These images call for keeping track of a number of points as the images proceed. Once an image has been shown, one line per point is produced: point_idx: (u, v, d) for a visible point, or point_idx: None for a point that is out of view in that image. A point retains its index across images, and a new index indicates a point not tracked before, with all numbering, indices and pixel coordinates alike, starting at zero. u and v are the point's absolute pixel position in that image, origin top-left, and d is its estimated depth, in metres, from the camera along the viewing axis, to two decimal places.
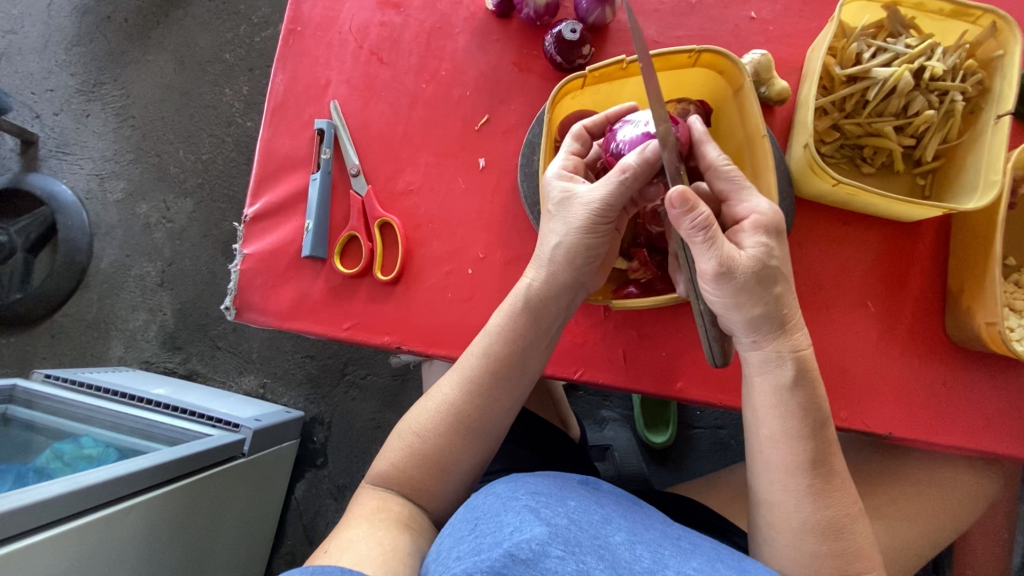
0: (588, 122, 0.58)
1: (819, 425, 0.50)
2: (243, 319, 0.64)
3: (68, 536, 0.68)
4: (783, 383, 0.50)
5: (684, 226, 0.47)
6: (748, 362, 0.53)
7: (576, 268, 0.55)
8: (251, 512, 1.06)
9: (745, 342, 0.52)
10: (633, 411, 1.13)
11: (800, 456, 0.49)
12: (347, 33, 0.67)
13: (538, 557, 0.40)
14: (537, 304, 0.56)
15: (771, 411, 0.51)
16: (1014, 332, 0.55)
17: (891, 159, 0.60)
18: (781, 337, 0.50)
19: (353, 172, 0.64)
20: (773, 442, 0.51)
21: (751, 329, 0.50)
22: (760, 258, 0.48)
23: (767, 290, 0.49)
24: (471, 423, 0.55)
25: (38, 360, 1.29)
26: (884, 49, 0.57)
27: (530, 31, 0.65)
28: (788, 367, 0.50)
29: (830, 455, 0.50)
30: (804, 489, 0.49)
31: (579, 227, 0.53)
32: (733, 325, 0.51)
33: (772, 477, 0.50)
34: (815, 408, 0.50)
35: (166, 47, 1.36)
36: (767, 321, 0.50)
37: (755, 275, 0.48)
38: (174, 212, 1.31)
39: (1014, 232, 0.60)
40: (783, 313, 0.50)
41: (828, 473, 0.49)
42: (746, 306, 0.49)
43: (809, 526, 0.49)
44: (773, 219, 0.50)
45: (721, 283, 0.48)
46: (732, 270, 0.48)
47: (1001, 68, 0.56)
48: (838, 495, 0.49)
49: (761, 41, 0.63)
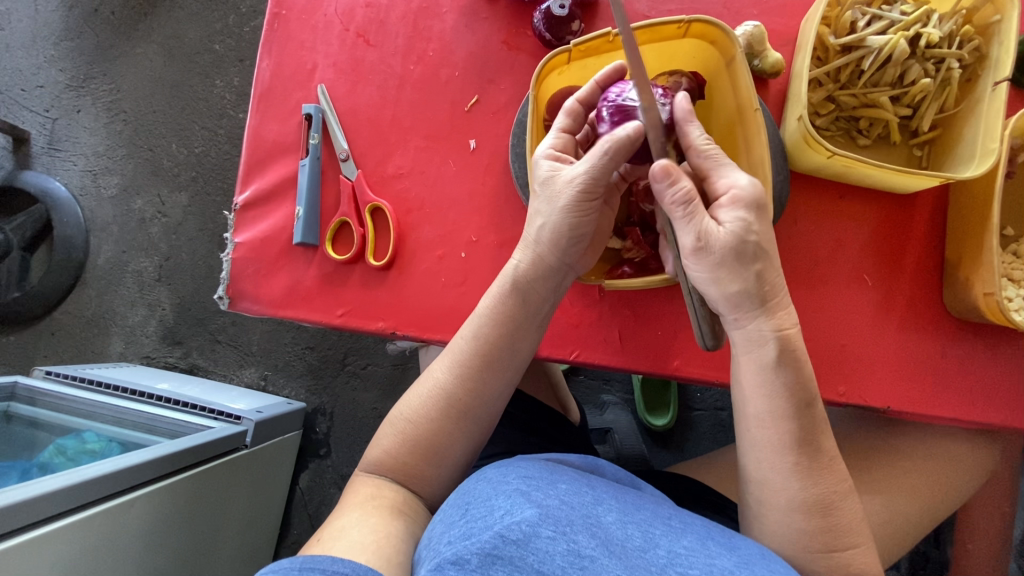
0: (581, 94, 0.56)
1: (804, 404, 0.49)
2: (237, 309, 0.64)
3: (73, 529, 0.68)
4: (767, 362, 0.50)
5: (666, 200, 0.48)
6: (732, 341, 0.52)
7: (562, 251, 0.55)
8: (256, 503, 1.07)
9: (730, 320, 0.51)
10: (634, 394, 1.13)
11: (785, 435, 0.49)
12: (332, 15, 0.66)
13: (529, 538, 0.41)
14: (524, 286, 0.55)
15: (756, 391, 0.50)
16: (1012, 303, 0.55)
17: (887, 130, 0.59)
18: (764, 316, 0.49)
19: (342, 156, 0.63)
20: (759, 422, 0.50)
21: (732, 306, 0.50)
22: (737, 234, 0.47)
23: (746, 266, 0.48)
24: (462, 407, 0.55)
25: (40, 357, 1.29)
26: (879, 18, 0.56)
27: (518, 8, 0.64)
28: (771, 345, 0.49)
29: (817, 434, 0.49)
30: (790, 466, 0.49)
31: (564, 206, 0.53)
32: (716, 302, 0.50)
33: (759, 456, 0.50)
34: (801, 386, 0.49)
35: (154, 39, 1.34)
36: (746, 299, 0.49)
37: (729, 251, 0.47)
38: (169, 206, 1.30)
39: (1012, 202, 0.59)
40: (765, 290, 0.49)
41: (814, 451, 0.49)
42: (726, 282, 0.49)
43: (796, 503, 0.49)
44: (752, 197, 0.48)
45: (701, 259, 0.48)
46: (708, 245, 0.47)
47: (998, 33, 0.54)
48: (826, 472, 0.49)
49: (754, 12, 0.62)
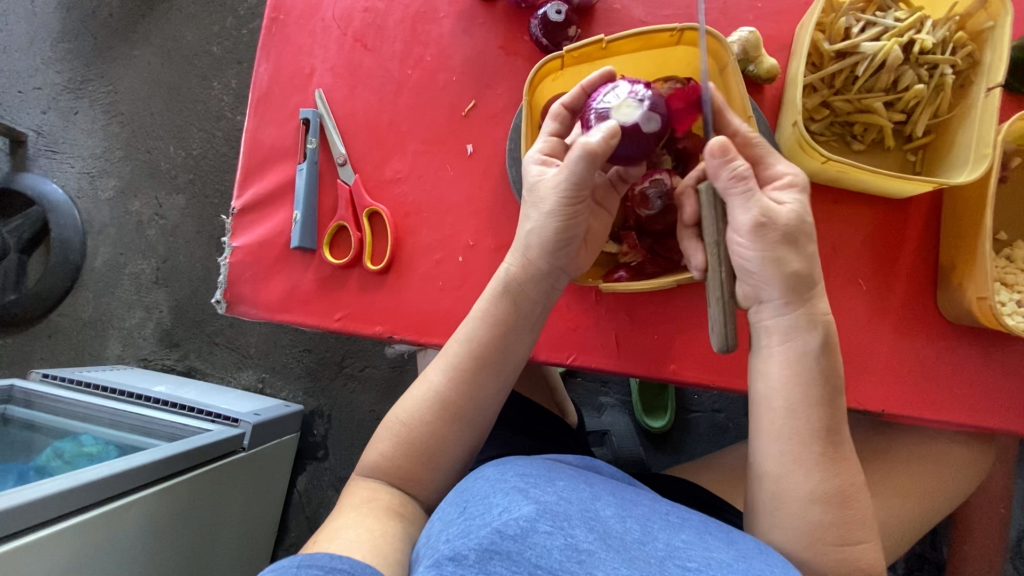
0: (566, 99, 0.56)
1: (836, 393, 0.50)
2: (235, 313, 0.64)
3: (70, 532, 0.69)
4: (810, 349, 0.50)
5: (722, 176, 0.49)
6: (770, 330, 0.52)
7: (551, 254, 0.55)
8: (254, 506, 1.07)
9: (771, 305, 0.51)
10: (632, 396, 1.13)
11: (817, 424, 0.50)
12: (330, 20, 0.66)
13: (526, 533, 0.41)
14: (515, 289, 0.56)
15: (792, 380, 0.50)
16: (1006, 307, 0.55)
17: (881, 135, 0.59)
18: (808, 302, 0.50)
19: (340, 161, 0.64)
20: (790, 412, 0.50)
21: (783, 290, 0.50)
22: (794, 214, 0.49)
23: (798, 247, 0.49)
24: (456, 410, 0.55)
25: (36, 360, 1.29)
26: (873, 25, 0.57)
27: (516, 13, 0.64)
28: (818, 330, 0.50)
29: (842, 425, 0.50)
30: (818, 457, 0.49)
31: (548, 211, 0.53)
32: (762, 285, 0.50)
33: (789, 446, 0.50)
34: (834, 374, 0.50)
35: (152, 41, 1.34)
36: (798, 281, 0.50)
37: (787, 230, 0.49)
38: (166, 208, 1.30)
39: (1006, 207, 0.60)
40: (810, 276, 0.50)
41: (839, 442, 0.50)
42: (782, 262, 0.49)
43: (817, 494, 0.49)
44: (802, 184, 0.51)
45: (756, 236, 0.49)
46: (769, 222, 0.48)
47: (991, 40, 0.55)
48: (847, 464, 0.50)
49: (750, 18, 0.63)
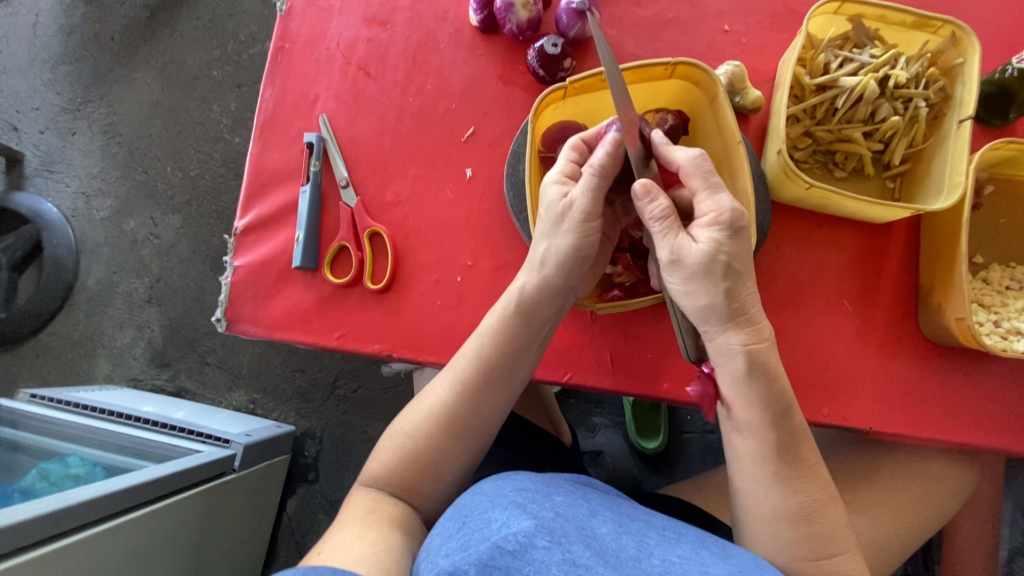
0: (585, 134, 0.58)
1: (780, 415, 0.51)
2: (234, 331, 0.65)
3: (56, 556, 0.67)
4: (738, 374, 0.51)
5: (646, 215, 0.50)
6: (709, 355, 0.53)
7: (566, 274, 0.57)
8: (243, 528, 1.05)
9: (703, 333, 0.52)
10: (624, 416, 1.14)
11: (763, 445, 0.51)
12: (335, 49, 0.69)
13: (525, 549, 0.41)
14: (528, 308, 0.57)
15: (732, 401, 0.52)
16: (983, 327, 0.58)
17: (861, 163, 0.62)
18: (733, 329, 0.51)
19: (342, 183, 0.66)
20: (738, 434, 0.53)
21: (703, 320, 0.51)
22: (709, 252, 0.48)
23: (717, 281, 0.49)
24: (462, 425, 0.56)
25: (24, 379, 1.28)
26: (851, 60, 0.60)
27: (513, 45, 0.67)
28: (739, 359, 0.51)
29: (796, 442, 0.51)
30: (773, 475, 0.51)
31: (570, 232, 0.55)
32: (689, 315, 0.52)
33: (740, 465, 0.53)
34: (773, 396, 0.51)
35: (153, 65, 1.37)
36: (714, 312, 0.50)
37: (700, 267, 0.49)
38: (162, 228, 1.31)
39: (981, 232, 0.62)
40: (733, 304, 0.50)
41: (794, 460, 0.51)
42: (694, 295, 0.50)
43: (781, 512, 0.50)
44: (729, 219, 0.49)
45: (675, 273, 0.50)
46: (681, 261, 0.49)
47: (961, 75, 0.58)
48: (805, 481, 0.51)
49: (735, 53, 0.66)
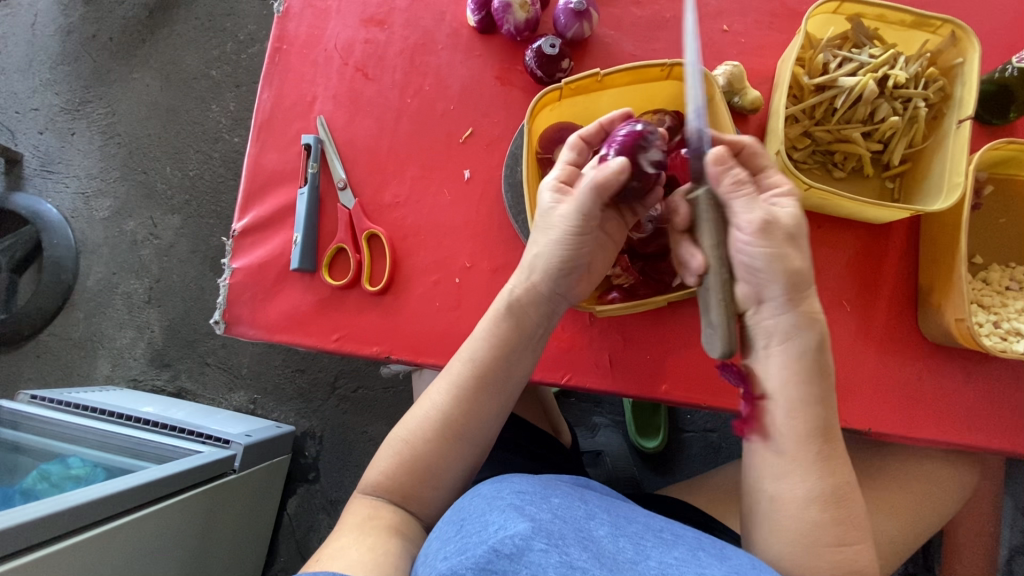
0: (583, 132, 0.57)
1: (830, 393, 0.52)
2: (233, 333, 0.65)
3: (57, 557, 0.67)
4: (807, 348, 0.50)
5: (726, 181, 0.48)
6: (769, 331, 0.51)
7: (554, 281, 0.56)
8: (244, 528, 1.05)
9: (769, 305, 0.50)
10: (624, 416, 1.14)
11: (813, 423, 0.51)
12: (332, 50, 0.69)
13: (522, 552, 0.41)
14: (519, 312, 0.57)
15: (790, 377, 0.51)
16: (983, 328, 0.58)
17: (860, 164, 0.62)
18: (806, 301, 0.50)
19: (340, 185, 0.65)
20: (790, 412, 0.51)
21: (783, 289, 0.49)
22: (794, 218, 0.49)
23: (800, 249, 0.50)
24: (458, 429, 0.56)
25: (24, 380, 1.28)
26: (850, 60, 0.60)
27: (511, 46, 0.67)
28: (815, 331, 0.50)
29: (835, 422, 0.52)
30: (814, 457, 0.51)
31: (557, 239, 0.54)
32: (763, 285, 0.50)
33: (784, 446, 0.52)
34: (827, 373, 0.51)
35: (151, 65, 1.37)
36: (798, 280, 0.50)
37: (786, 232, 0.49)
38: (161, 228, 1.31)
39: (982, 232, 0.62)
40: (808, 276, 0.50)
41: (832, 440, 0.52)
42: (783, 261, 0.49)
43: (813, 495, 0.50)
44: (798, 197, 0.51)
45: (758, 239, 0.48)
46: (772, 225, 0.48)
47: (961, 75, 0.58)
48: (839, 462, 0.51)
49: (734, 53, 0.66)
